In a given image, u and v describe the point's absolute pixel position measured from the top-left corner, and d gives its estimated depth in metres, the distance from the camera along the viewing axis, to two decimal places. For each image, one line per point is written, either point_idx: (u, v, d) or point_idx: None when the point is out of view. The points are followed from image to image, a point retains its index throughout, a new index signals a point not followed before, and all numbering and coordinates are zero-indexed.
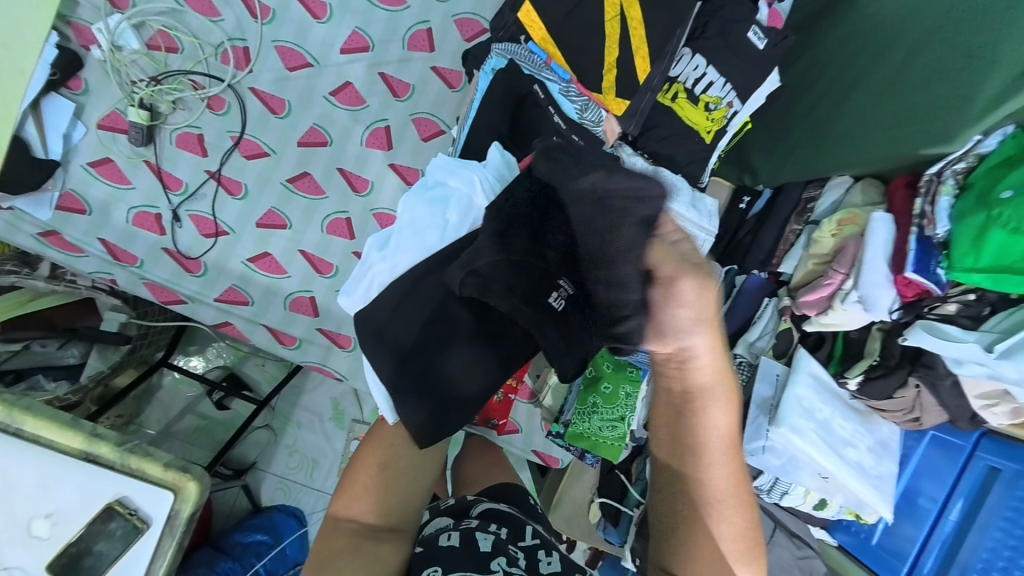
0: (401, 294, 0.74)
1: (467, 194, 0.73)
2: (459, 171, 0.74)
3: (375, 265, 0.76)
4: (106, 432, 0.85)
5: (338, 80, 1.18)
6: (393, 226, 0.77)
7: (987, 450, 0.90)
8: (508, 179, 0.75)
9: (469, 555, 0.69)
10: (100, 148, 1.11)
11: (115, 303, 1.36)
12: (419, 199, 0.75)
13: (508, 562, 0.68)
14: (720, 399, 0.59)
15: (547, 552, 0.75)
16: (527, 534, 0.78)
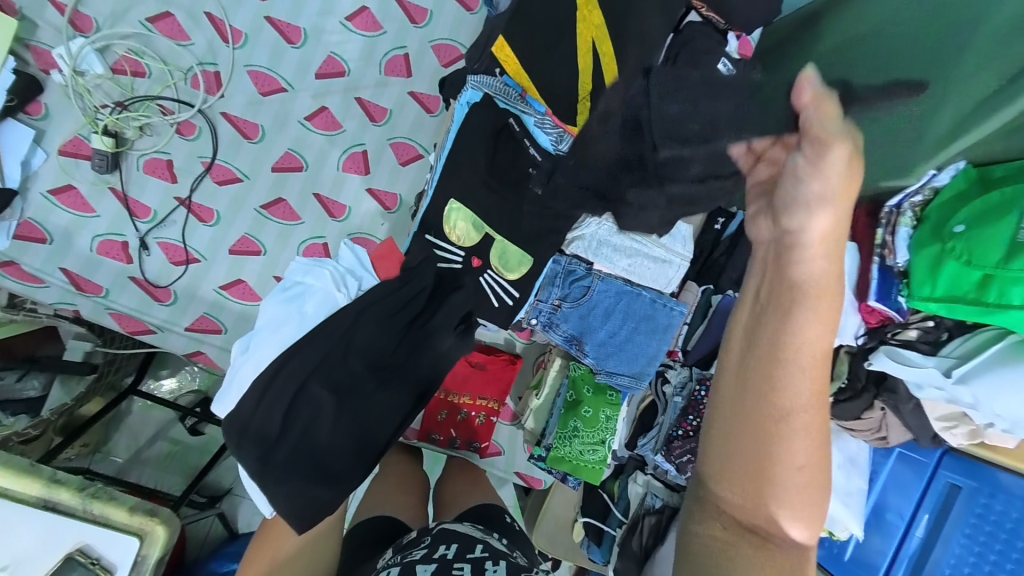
0: (262, 388, 0.83)
1: (324, 288, 0.91)
2: (314, 270, 0.92)
3: (241, 368, 0.87)
4: (68, 477, 0.82)
5: (313, 104, 1.16)
6: (253, 330, 0.90)
7: (949, 467, 0.93)
8: (357, 271, 0.95)
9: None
10: (62, 175, 1.07)
11: (79, 330, 1.32)
12: (273, 300, 0.90)
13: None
14: (814, 356, 0.57)
15: (494, 562, 0.74)
16: (476, 547, 0.77)
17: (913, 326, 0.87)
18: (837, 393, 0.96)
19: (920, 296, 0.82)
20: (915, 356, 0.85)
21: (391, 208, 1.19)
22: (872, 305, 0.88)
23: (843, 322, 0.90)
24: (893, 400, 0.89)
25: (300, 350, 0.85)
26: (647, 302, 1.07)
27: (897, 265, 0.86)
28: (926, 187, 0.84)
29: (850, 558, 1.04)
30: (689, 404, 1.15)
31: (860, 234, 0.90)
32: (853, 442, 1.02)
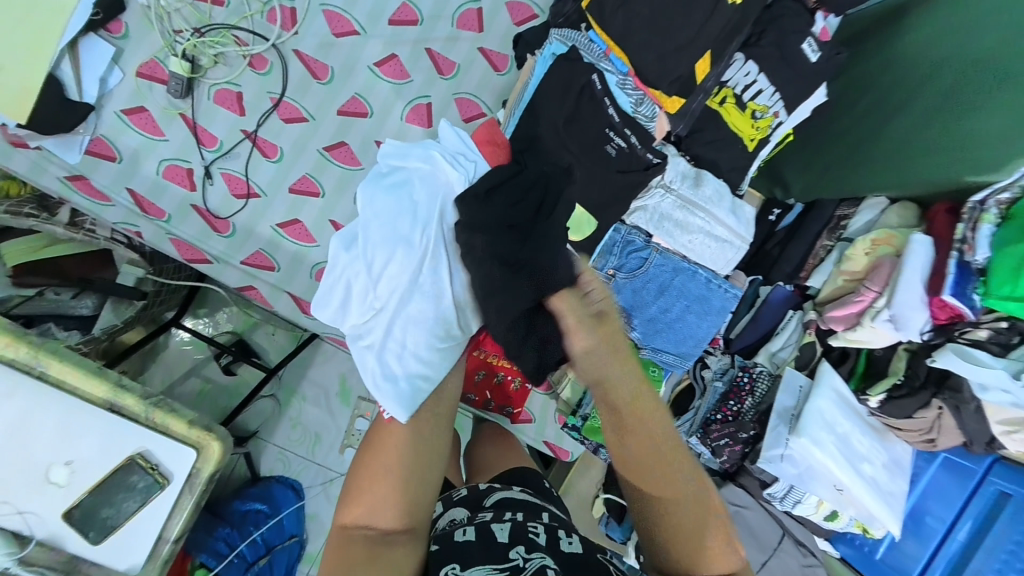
0: (383, 287, 0.84)
1: (428, 171, 0.84)
2: (410, 155, 0.85)
3: (350, 262, 0.84)
4: (132, 384, 0.84)
5: (383, 51, 1.16)
6: (358, 225, 0.85)
7: (999, 476, 0.92)
8: (460, 152, 0.85)
9: (488, 549, 0.64)
10: (136, 96, 1.08)
11: (133, 256, 1.34)
12: (376, 190, 0.84)
13: (527, 548, 0.64)
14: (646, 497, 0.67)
15: (566, 532, 0.70)
16: (544, 516, 0.74)
17: (984, 326, 0.85)
18: (891, 389, 0.95)
19: (997, 296, 0.80)
20: (984, 356, 0.84)
21: None
22: (944, 300, 0.86)
23: (909, 318, 0.89)
24: (954, 399, 0.88)
25: (421, 240, 0.83)
26: (702, 282, 1.06)
27: (976, 262, 0.84)
28: (1016, 184, 0.85)
29: (881, 557, 1.04)
30: (730, 390, 1.12)
31: (939, 230, 0.93)
32: (899, 445, 1.02)
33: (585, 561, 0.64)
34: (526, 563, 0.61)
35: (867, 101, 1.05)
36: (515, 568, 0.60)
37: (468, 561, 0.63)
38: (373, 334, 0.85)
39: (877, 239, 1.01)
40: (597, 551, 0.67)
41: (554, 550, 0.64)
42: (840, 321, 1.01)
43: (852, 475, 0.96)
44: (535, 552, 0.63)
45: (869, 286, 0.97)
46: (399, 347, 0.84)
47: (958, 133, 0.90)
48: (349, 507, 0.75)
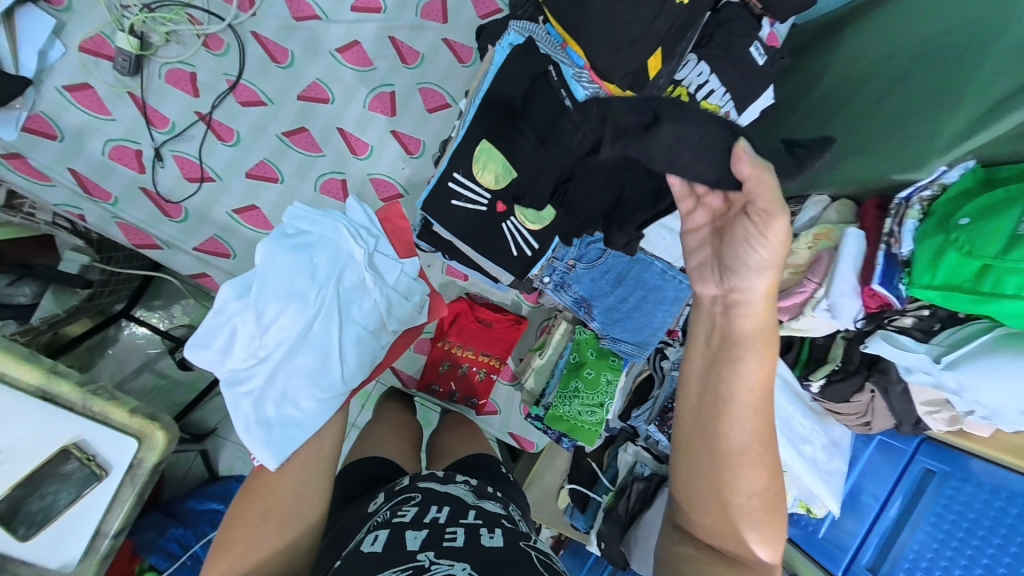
0: (278, 339, 0.82)
1: (335, 238, 0.88)
2: (320, 219, 0.88)
3: (240, 313, 0.81)
4: (68, 370, 0.80)
5: (346, 37, 1.15)
6: (253, 275, 0.83)
7: (925, 454, 0.98)
8: (370, 227, 0.92)
9: (396, 554, 0.63)
10: (81, 72, 1.04)
11: (78, 243, 1.30)
12: (280, 247, 0.84)
13: (439, 553, 0.62)
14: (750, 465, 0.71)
15: (489, 529, 0.69)
16: (470, 514, 0.73)
17: (909, 314, 0.92)
18: (829, 374, 1.01)
19: (919, 284, 0.86)
20: (908, 340, 0.90)
21: (414, 154, 1.18)
22: (874, 290, 0.91)
23: (843, 306, 0.94)
24: (883, 380, 0.94)
25: (317, 302, 0.85)
26: (658, 272, 1.09)
27: (901, 254, 0.90)
28: (935, 183, 0.89)
29: (823, 536, 1.10)
30: None
31: (870, 224, 0.98)
32: (836, 428, 1.09)
33: (503, 557, 0.63)
34: (432, 566, 0.60)
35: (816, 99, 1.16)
36: (418, 568, 0.60)
37: (370, 565, 0.62)
38: (252, 381, 0.81)
39: (817, 233, 1.04)
40: (519, 541, 0.68)
41: (470, 550, 0.63)
42: (786, 310, 1.06)
43: (794, 457, 1.01)
44: (445, 559, 0.61)
45: (809, 277, 1.01)
46: (280, 396, 0.81)
47: (889, 134, 0.98)
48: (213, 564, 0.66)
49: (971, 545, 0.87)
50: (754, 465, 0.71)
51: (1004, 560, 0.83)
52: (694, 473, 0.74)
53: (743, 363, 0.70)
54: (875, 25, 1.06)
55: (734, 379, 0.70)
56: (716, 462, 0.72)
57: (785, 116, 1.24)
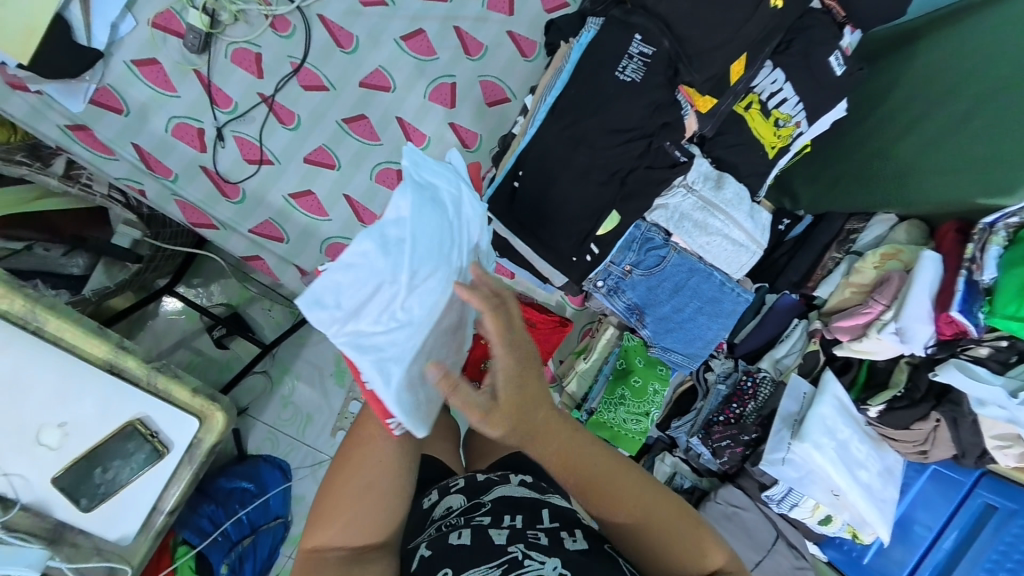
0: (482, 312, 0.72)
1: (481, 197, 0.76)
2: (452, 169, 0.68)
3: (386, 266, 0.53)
4: (134, 347, 0.80)
5: (410, 25, 1.13)
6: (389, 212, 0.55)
7: (987, 488, 0.96)
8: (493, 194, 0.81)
9: (486, 551, 0.61)
10: (149, 47, 1.03)
11: (129, 218, 1.29)
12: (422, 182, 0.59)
13: (529, 548, 0.62)
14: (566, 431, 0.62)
15: (570, 531, 0.67)
16: (544, 515, 0.70)
17: (985, 344, 0.88)
18: (891, 400, 0.98)
19: (1001, 314, 0.84)
20: (984, 371, 0.87)
21: (470, 147, 1.17)
22: (952, 316, 0.88)
23: (914, 331, 0.91)
24: (953, 411, 0.91)
25: None
26: (716, 284, 1.07)
27: (983, 281, 0.87)
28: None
29: (868, 563, 1.07)
30: (733, 393, 1.14)
31: (948, 249, 0.95)
32: (891, 454, 1.06)
33: (595, 558, 0.62)
34: (525, 561, 0.60)
35: (881, 118, 1.11)
36: (514, 561, 0.60)
37: (463, 563, 0.61)
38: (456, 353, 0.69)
39: (885, 253, 1.03)
40: (603, 543, 0.65)
41: (559, 548, 0.62)
42: (846, 331, 1.04)
43: (849, 481, 0.98)
44: (536, 556, 0.60)
45: (877, 298, 0.99)
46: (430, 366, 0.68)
47: (974, 155, 0.94)
48: (319, 529, 0.63)
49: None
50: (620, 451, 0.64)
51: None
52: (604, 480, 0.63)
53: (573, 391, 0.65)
54: (948, 43, 1.02)
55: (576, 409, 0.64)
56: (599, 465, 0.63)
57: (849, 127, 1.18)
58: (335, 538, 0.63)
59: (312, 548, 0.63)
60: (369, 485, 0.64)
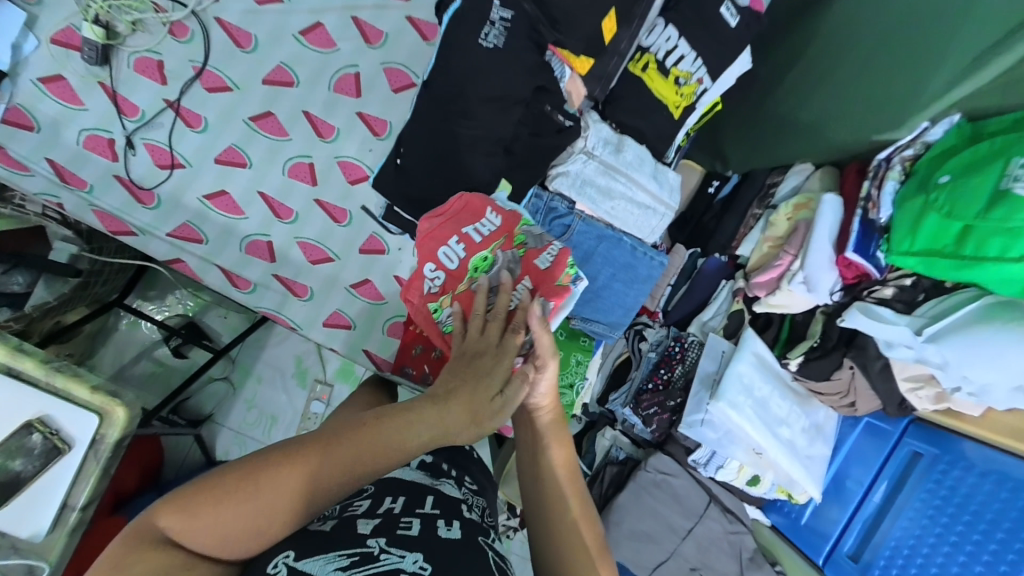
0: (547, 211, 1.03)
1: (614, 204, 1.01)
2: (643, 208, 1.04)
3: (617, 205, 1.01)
4: (33, 348, 0.83)
5: (309, 19, 1.15)
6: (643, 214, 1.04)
7: (913, 436, 0.92)
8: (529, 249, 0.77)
9: (342, 538, 0.58)
10: (54, 64, 1.07)
11: (67, 234, 1.34)
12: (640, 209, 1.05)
13: (390, 541, 0.58)
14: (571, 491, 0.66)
15: (448, 520, 0.65)
16: (428, 500, 0.67)
17: (890, 284, 0.85)
18: (807, 352, 0.95)
19: (899, 251, 0.81)
20: (888, 313, 0.84)
21: (380, 135, 1.16)
22: (849, 258, 0.86)
23: (819, 279, 0.89)
24: (861, 357, 0.88)
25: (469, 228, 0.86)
26: (627, 249, 1.05)
27: (880, 220, 0.85)
28: (918, 141, 0.85)
29: (806, 523, 1.04)
30: (662, 359, 1.12)
31: (849, 190, 0.93)
32: (822, 412, 1.04)
33: (460, 553, 0.59)
34: (381, 556, 0.55)
35: (788, 76, 1.02)
36: (366, 555, 0.55)
37: (307, 548, 0.56)
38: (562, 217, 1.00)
39: (798, 203, 0.99)
40: (478, 535, 0.64)
41: (428, 539, 0.59)
42: (763, 286, 1.01)
43: (768, 438, 0.97)
44: (396, 549, 0.57)
45: (786, 250, 0.97)
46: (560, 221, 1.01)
47: (869, 96, 0.89)
48: (183, 520, 0.54)
49: (955, 531, 0.82)
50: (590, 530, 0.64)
51: (987, 547, 0.78)
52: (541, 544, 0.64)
53: (549, 451, 0.69)
54: None
55: (545, 464, 0.68)
56: (550, 533, 0.64)
57: (761, 99, 1.09)
58: (195, 533, 0.54)
59: (162, 533, 0.54)
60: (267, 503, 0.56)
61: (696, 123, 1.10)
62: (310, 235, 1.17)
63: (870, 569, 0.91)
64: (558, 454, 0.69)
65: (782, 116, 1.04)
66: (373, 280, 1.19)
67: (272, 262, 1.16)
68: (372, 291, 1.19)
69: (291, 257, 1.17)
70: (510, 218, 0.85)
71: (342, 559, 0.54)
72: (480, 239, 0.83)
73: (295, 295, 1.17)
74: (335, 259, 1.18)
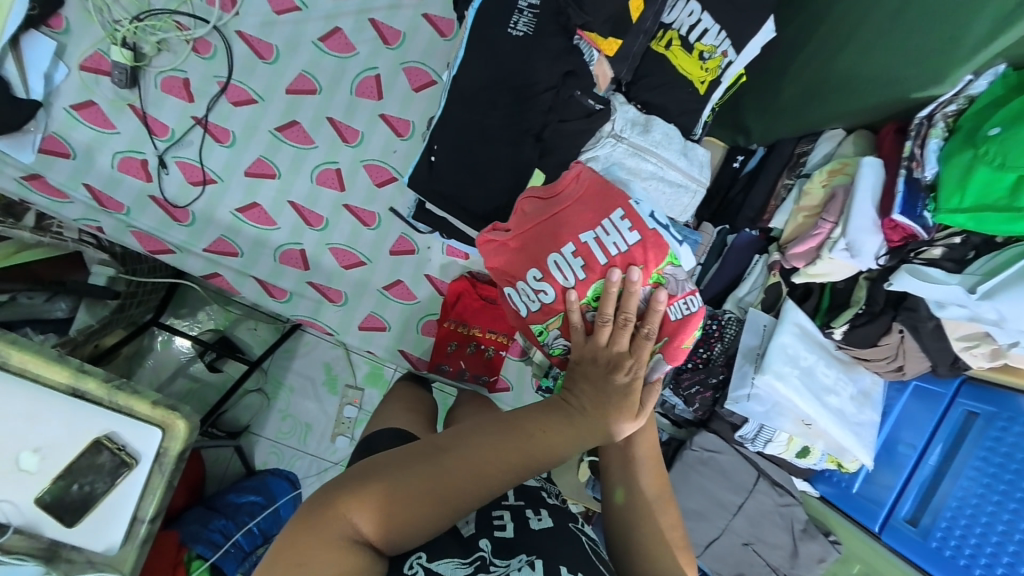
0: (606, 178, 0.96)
1: (667, 192, 1.00)
2: (684, 189, 1.01)
3: (659, 196, 1.00)
4: (94, 369, 0.85)
5: (326, 26, 1.16)
6: (683, 199, 1.03)
7: (967, 396, 0.91)
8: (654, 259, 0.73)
9: (450, 546, 0.58)
10: (84, 91, 1.08)
11: (103, 257, 1.35)
12: (682, 190, 1.01)
13: (494, 545, 0.58)
14: (646, 466, 0.67)
15: (536, 510, 0.65)
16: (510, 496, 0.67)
17: (938, 244, 0.84)
18: (853, 319, 0.94)
19: (947, 210, 0.79)
20: (937, 273, 0.83)
21: (403, 135, 1.17)
22: (895, 221, 0.84)
23: (863, 243, 0.88)
24: (912, 319, 0.88)
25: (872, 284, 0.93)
26: None
27: (925, 178, 0.83)
28: (961, 95, 0.83)
29: (857, 491, 1.03)
30: (701, 337, 1.09)
31: (887, 150, 0.92)
32: (867, 377, 1.02)
33: (556, 542, 0.59)
34: (491, 565, 0.55)
35: (826, 35, 0.99)
36: (480, 562, 0.56)
37: (436, 550, 0.57)
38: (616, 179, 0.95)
39: (832, 169, 0.98)
40: (567, 519, 0.64)
41: (524, 535, 0.60)
42: (801, 257, 1.00)
43: (817, 408, 0.96)
44: (502, 555, 0.57)
45: (825, 217, 0.95)
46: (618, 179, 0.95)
47: (909, 50, 0.87)
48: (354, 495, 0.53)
49: (1020, 486, 0.81)
50: (671, 513, 0.65)
51: None
52: (629, 524, 0.63)
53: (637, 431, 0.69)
54: None
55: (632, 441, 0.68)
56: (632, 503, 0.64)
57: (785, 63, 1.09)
58: (368, 514, 0.52)
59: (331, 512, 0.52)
60: (428, 498, 0.54)
61: (722, 99, 1.09)
62: (340, 241, 1.18)
63: (931, 532, 0.90)
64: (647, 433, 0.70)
65: (813, 79, 1.03)
66: (404, 281, 1.21)
67: (306, 270, 1.18)
68: (405, 293, 1.22)
69: (323, 264, 1.19)
70: (655, 249, 0.70)
71: (463, 568, 0.55)
72: (604, 259, 0.70)
73: (329, 300, 1.20)
74: (366, 262, 1.19)
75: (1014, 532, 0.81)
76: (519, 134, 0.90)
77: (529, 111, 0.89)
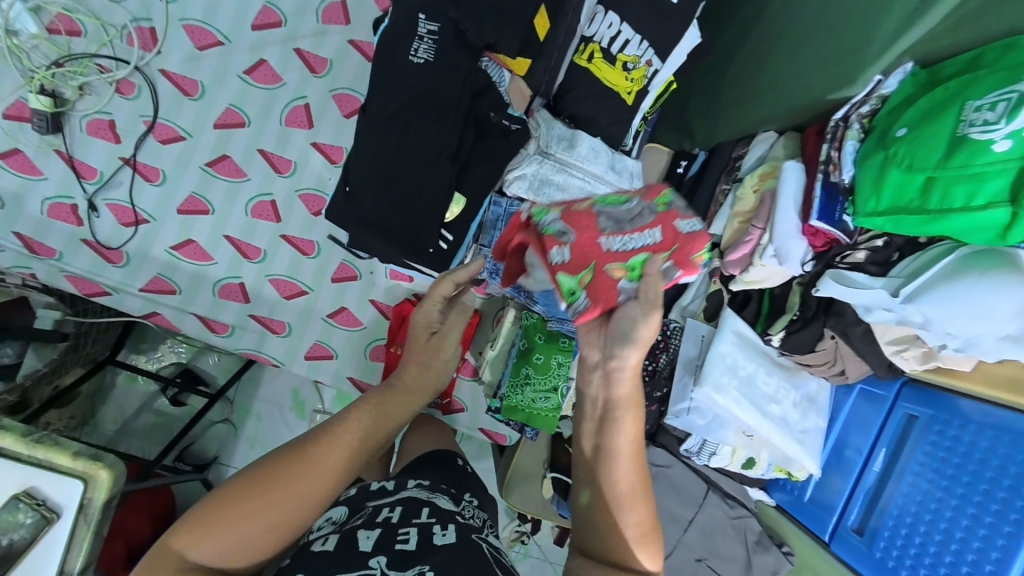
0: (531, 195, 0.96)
1: None
2: None
3: None
4: (14, 424, 0.84)
5: (251, 58, 1.14)
6: None
7: (907, 398, 0.89)
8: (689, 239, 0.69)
9: (346, 558, 0.57)
10: (7, 139, 1.08)
11: (50, 300, 1.35)
12: None
13: (391, 559, 0.57)
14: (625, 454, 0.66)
15: (443, 525, 0.64)
16: (423, 511, 0.66)
17: (861, 247, 0.83)
18: (789, 325, 0.92)
19: (865, 212, 0.77)
20: (861, 277, 0.81)
21: (337, 162, 1.16)
22: (815, 226, 0.82)
23: (790, 248, 0.86)
24: (841, 324, 0.86)
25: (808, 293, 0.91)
26: None
27: (843, 181, 0.82)
28: (873, 95, 0.82)
29: (809, 500, 1.01)
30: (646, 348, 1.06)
31: (810, 152, 0.88)
32: (812, 381, 1.01)
33: (458, 558, 0.58)
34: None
35: (755, 40, 0.99)
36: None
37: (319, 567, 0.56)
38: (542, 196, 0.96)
39: (763, 173, 0.96)
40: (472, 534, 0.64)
41: (425, 551, 0.58)
42: (737, 263, 0.97)
43: (757, 417, 0.94)
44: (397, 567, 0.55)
45: (755, 224, 0.94)
46: (545, 196, 0.96)
47: (825, 53, 0.85)
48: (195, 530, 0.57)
49: (958, 493, 0.79)
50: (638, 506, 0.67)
51: (991, 508, 0.75)
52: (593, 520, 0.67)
53: (623, 423, 0.67)
54: None
55: (615, 434, 0.66)
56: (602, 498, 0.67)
57: (721, 67, 1.08)
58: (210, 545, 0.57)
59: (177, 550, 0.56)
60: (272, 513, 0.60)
61: (654, 106, 1.06)
62: (281, 271, 1.17)
63: (875, 541, 0.88)
64: (632, 426, 0.67)
65: (743, 84, 1.02)
66: (348, 308, 1.20)
67: (246, 302, 1.17)
68: (350, 319, 1.20)
69: (264, 295, 1.18)
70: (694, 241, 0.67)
71: None
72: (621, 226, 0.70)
73: (273, 331, 1.18)
74: (308, 291, 1.18)
75: (951, 542, 0.78)
76: (436, 158, 0.89)
77: (444, 135, 0.88)
